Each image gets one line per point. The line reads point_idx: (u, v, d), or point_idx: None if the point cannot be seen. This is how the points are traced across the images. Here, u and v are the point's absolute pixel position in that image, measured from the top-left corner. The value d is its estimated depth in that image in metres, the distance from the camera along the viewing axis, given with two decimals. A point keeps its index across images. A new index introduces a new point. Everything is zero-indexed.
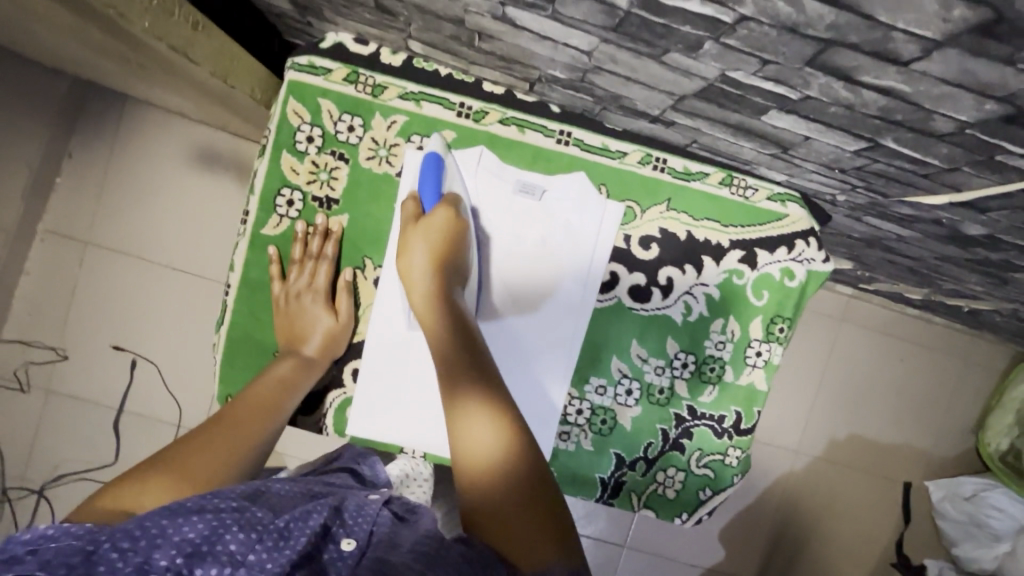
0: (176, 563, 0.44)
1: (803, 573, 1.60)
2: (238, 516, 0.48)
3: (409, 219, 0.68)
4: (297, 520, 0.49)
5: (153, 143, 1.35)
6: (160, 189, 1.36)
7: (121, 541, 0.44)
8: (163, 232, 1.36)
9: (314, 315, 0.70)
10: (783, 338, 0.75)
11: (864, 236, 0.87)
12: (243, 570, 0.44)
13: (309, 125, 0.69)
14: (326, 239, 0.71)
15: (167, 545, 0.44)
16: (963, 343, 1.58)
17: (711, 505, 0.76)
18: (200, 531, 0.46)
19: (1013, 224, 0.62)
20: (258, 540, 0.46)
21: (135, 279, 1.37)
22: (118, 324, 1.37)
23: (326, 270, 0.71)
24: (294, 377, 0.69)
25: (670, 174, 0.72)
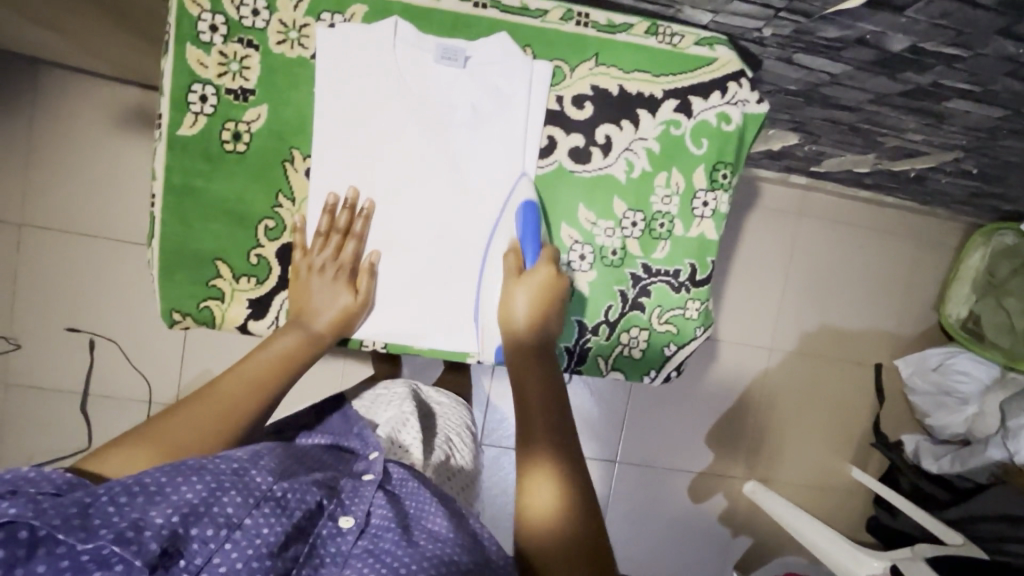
0: (172, 521, 0.44)
1: (789, 464, 1.65)
2: (237, 480, 0.49)
3: (512, 273, 0.71)
4: (295, 492, 0.52)
5: (74, 109, 1.28)
6: (90, 157, 1.29)
7: (122, 495, 0.44)
8: (101, 202, 1.30)
9: (331, 291, 0.69)
10: (727, 184, 0.75)
11: (800, 87, 0.87)
12: (239, 533, 0.46)
13: (210, 14, 0.65)
14: (356, 216, 0.70)
15: (165, 503, 0.45)
16: (915, 222, 1.64)
17: (677, 361, 0.77)
18: (197, 492, 0.47)
19: (931, 23, 0.63)
20: (254, 506, 0.48)
21: (78, 256, 1.30)
22: (69, 303, 1.31)
23: (352, 247, 0.70)
24: (298, 351, 0.68)
25: (594, 29, 0.70)
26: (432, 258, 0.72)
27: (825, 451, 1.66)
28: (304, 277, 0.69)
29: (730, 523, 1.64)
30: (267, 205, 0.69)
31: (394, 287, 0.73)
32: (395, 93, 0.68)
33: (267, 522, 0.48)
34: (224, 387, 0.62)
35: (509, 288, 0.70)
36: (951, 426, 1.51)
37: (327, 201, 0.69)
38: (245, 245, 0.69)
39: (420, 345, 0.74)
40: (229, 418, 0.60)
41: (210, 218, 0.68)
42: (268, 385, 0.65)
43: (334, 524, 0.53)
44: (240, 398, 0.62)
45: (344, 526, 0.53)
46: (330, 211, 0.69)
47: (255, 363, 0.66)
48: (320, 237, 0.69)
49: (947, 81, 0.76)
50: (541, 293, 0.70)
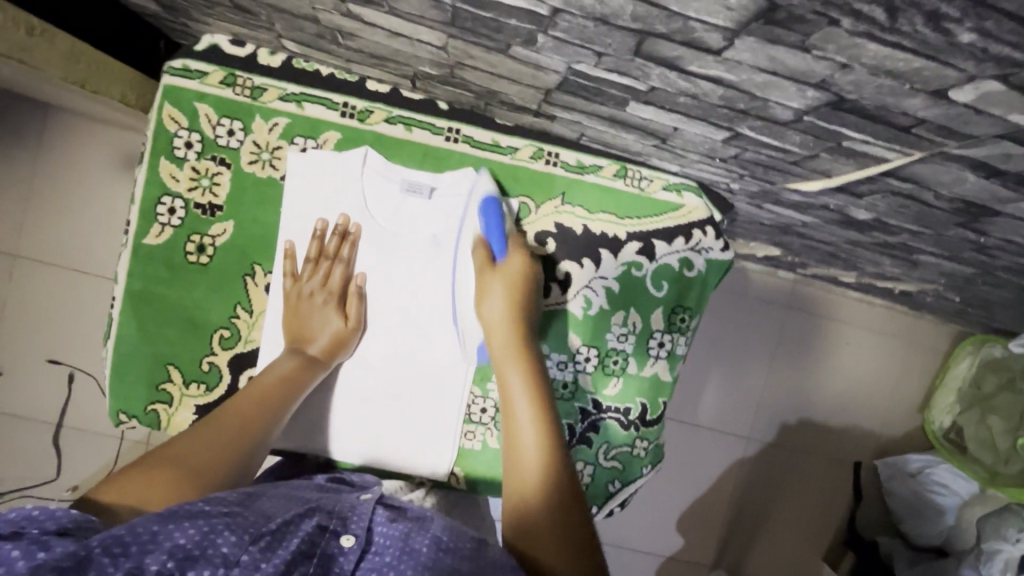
0: (168, 567, 0.41)
1: (757, 558, 1.55)
2: (231, 521, 0.46)
3: (482, 268, 0.67)
4: (287, 524, 0.48)
5: (34, 137, 1.22)
6: (48, 187, 1.24)
7: (115, 546, 0.40)
8: (55, 231, 1.24)
9: (321, 316, 0.68)
10: (685, 327, 0.75)
11: (776, 223, 0.87)
12: (238, 570, 0.42)
13: (187, 131, 0.67)
14: (344, 240, 0.70)
15: (159, 550, 0.41)
16: (906, 323, 1.55)
17: (620, 498, 0.77)
18: (193, 536, 0.43)
19: (891, 208, 0.63)
20: (251, 541, 0.45)
21: (27, 284, 1.24)
22: (16, 336, 1.25)
23: (341, 271, 0.70)
24: (299, 375, 0.65)
25: (563, 168, 0.72)
26: (380, 378, 0.72)
27: (796, 548, 1.56)
28: (295, 305, 0.69)
29: None
30: (224, 316, 0.70)
31: (341, 405, 0.72)
32: (360, 219, 0.70)
33: (263, 559, 0.44)
34: (234, 406, 0.60)
35: (484, 280, 0.66)
36: (925, 535, 1.36)
37: (285, 250, 0.69)
38: (197, 354, 0.70)
39: (363, 464, 0.73)
40: (231, 441, 0.57)
41: (165, 325, 0.69)
42: (271, 402, 0.62)
43: (336, 542, 0.48)
44: (247, 419, 0.59)
45: (346, 545, 0.48)
46: (290, 258, 0.69)
47: (255, 386, 0.63)
48: (289, 279, 0.69)
49: (916, 244, 0.76)
50: (512, 291, 0.65)
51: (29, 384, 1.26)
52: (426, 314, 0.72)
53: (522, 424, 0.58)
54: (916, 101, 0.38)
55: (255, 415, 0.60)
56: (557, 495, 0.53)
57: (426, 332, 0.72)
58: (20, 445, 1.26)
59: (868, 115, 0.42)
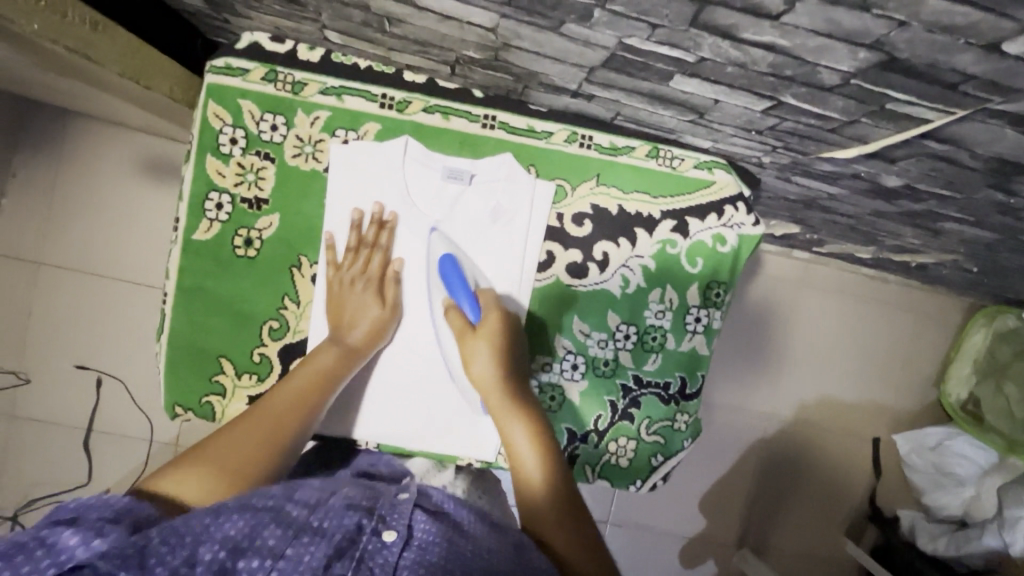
0: (220, 556, 0.44)
1: (781, 535, 1.58)
2: (275, 515, 0.48)
3: (462, 333, 0.69)
4: (331, 518, 0.50)
5: (55, 145, 1.23)
6: (71, 193, 1.25)
7: (170, 536, 0.44)
8: (79, 237, 1.26)
9: (361, 302, 0.70)
10: (720, 302, 0.77)
11: (800, 198, 0.89)
12: (283, 563, 0.45)
13: (231, 128, 0.69)
14: (382, 229, 0.71)
15: (211, 540, 0.44)
16: (920, 298, 1.57)
17: (664, 471, 0.78)
18: (240, 529, 0.46)
19: (923, 172, 0.65)
20: (294, 536, 0.47)
21: (55, 291, 1.26)
22: (45, 343, 1.26)
23: (379, 259, 0.72)
24: (340, 365, 0.67)
25: (597, 150, 0.73)
26: (426, 363, 0.74)
27: (819, 523, 1.58)
28: (337, 292, 0.70)
29: None
30: (273, 306, 0.71)
31: (390, 390, 0.74)
32: (397, 212, 0.72)
33: (308, 549, 0.46)
34: (276, 400, 0.62)
35: (456, 316, 0.70)
36: (947, 507, 1.37)
37: (327, 241, 0.71)
38: (248, 346, 0.71)
39: (413, 447, 0.75)
40: (275, 438, 0.59)
41: (218, 318, 0.71)
42: (311, 398, 0.64)
43: (377, 539, 0.49)
44: (289, 415, 0.61)
45: (387, 540, 0.49)
46: (331, 249, 0.70)
47: (296, 380, 0.64)
48: (331, 267, 0.71)
49: (941, 210, 0.78)
50: (494, 339, 0.68)
51: (61, 390, 1.27)
52: None
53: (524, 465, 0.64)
54: (968, 56, 0.40)
55: (297, 406, 0.62)
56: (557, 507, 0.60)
57: None
58: (55, 450, 1.28)
59: (918, 74, 0.44)
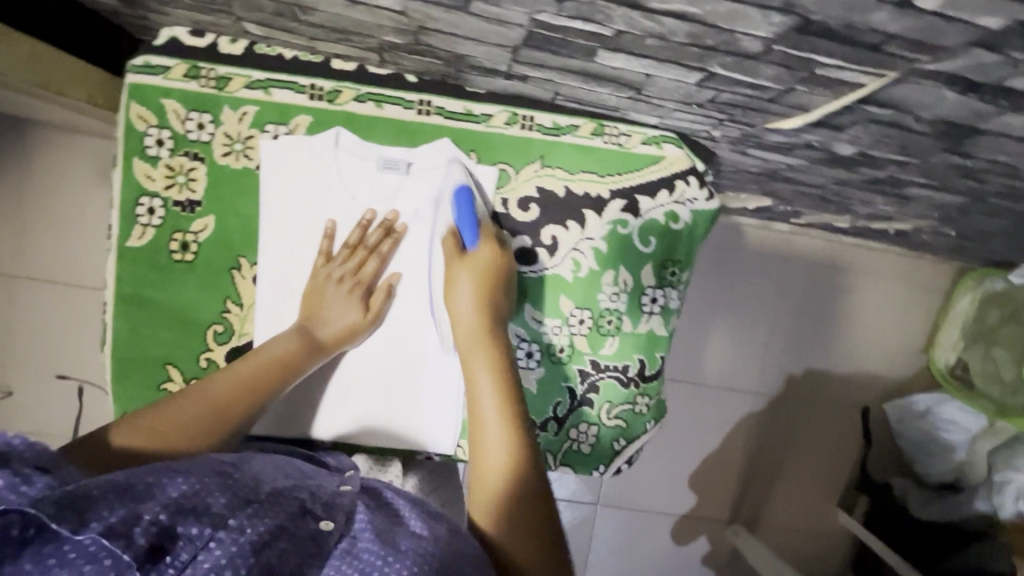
0: (161, 519, 0.40)
1: (773, 508, 1.58)
2: (221, 484, 0.46)
3: (452, 256, 0.68)
4: (278, 495, 0.48)
5: (12, 155, 1.21)
6: (33, 204, 1.23)
7: (112, 494, 0.40)
8: (45, 248, 1.24)
9: (340, 306, 0.68)
10: (677, 281, 0.75)
11: (762, 170, 0.86)
12: (223, 532, 0.41)
13: (156, 129, 0.66)
14: (388, 236, 0.70)
15: (156, 501, 0.41)
16: (905, 264, 1.54)
17: (627, 455, 0.77)
18: (183, 491, 0.43)
19: (874, 138, 0.62)
20: (240, 507, 0.44)
21: (27, 303, 1.25)
22: (21, 356, 1.26)
23: (376, 264, 0.70)
24: (298, 356, 0.65)
25: (539, 131, 0.70)
26: (376, 361, 0.72)
27: (809, 495, 1.58)
28: (315, 285, 0.69)
29: (718, 568, 1.60)
30: (215, 311, 0.69)
31: (339, 389, 0.72)
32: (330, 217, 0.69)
33: (253, 523, 0.43)
34: (227, 378, 0.60)
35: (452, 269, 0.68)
36: (936, 472, 1.37)
37: (326, 229, 0.69)
38: (194, 351, 0.70)
39: (364, 443, 0.73)
40: (217, 418, 0.57)
41: (161, 326, 0.69)
42: (264, 384, 0.61)
43: (316, 524, 0.47)
44: (234, 399, 0.59)
45: (325, 529, 0.47)
46: (329, 238, 0.69)
47: (251, 362, 0.62)
48: (321, 259, 0.69)
49: (904, 175, 0.75)
50: (484, 276, 0.66)
51: (41, 402, 1.27)
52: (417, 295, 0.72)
53: (481, 394, 0.61)
54: (883, 14, 0.37)
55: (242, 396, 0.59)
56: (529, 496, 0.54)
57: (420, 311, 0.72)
58: None
59: (837, 36, 0.41)
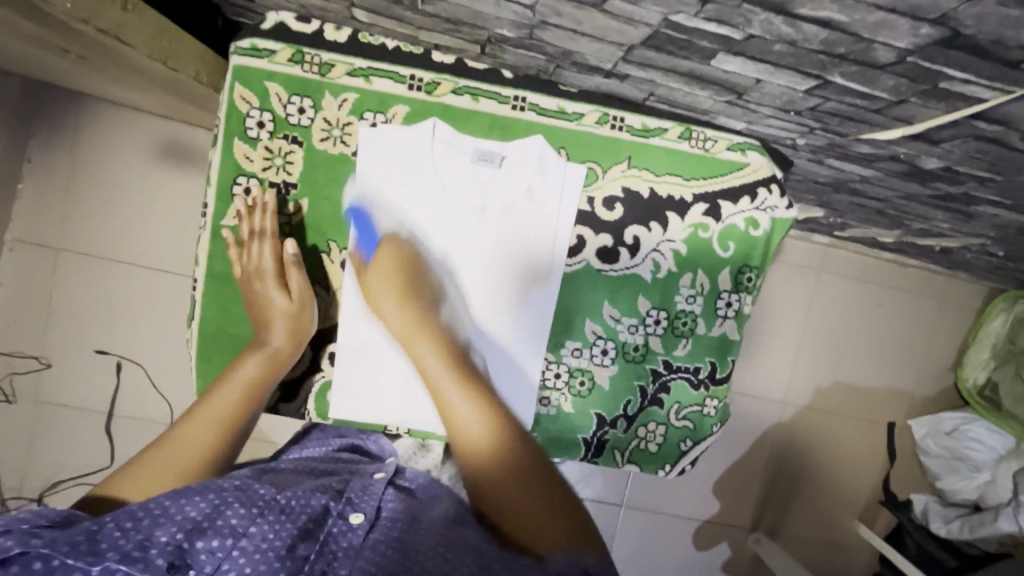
0: (178, 538, 0.55)
1: (795, 519, 1.59)
2: (241, 496, 0.59)
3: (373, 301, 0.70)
4: (299, 499, 0.61)
5: (71, 129, 1.22)
6: (88, 179, 1.24)
7: (126, 522, 0.54)
8: (97, 224, 1.25)
9: (265, 297, 0.68)
10: (752, 286, 0.76)
11: (831, 180, 0.87)
12: (245, 539, 0.56)
13: (258, 111, 0.67)
14: (265, 213, 0.67)
15: (168, 524, 0.55)
16: (939, 283, 1.56)
17: (693, 456, 0.78)
18: (201, 510, 0.57)
19: (966, 154, 0.63)
20: (258, 515, 0.58)
21: (73, 277, 1.25)
22: (63, 329, 1.26)
23: (271, 248, 0.67)
24: (264, 376, 0.68)
25: (629, 132, 0.71)
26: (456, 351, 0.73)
27: (831, 508, 1.59)
28: (247, 291, 0.69)
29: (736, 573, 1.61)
30: None
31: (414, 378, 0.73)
32: (419, 206, 0.69)
33: (272, 528, 0.57)
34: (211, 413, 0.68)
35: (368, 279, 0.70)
36: (961, 491, 1.38)
37: (225, 237, 0.68)
38: None
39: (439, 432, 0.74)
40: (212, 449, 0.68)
41: (250, 306, 0.70)
42: (239, 416, 0.68)
43: (343, 522, 0.61)
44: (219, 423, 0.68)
45: (353, 522, 0.61)
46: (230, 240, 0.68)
47: (223, 394, 0.68)
48: (235, 260, 0.68)
49: (979, 192, 0.76)
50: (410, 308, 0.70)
51: (80, 376, 1.28)
52: (506, 286, 0.72)
53: (465, 422, 0.68)
54: None
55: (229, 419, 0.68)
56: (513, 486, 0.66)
57: (507, 303, 0.72)
58: (78, 435, 1.29)
59: (978, 52, 0.42)
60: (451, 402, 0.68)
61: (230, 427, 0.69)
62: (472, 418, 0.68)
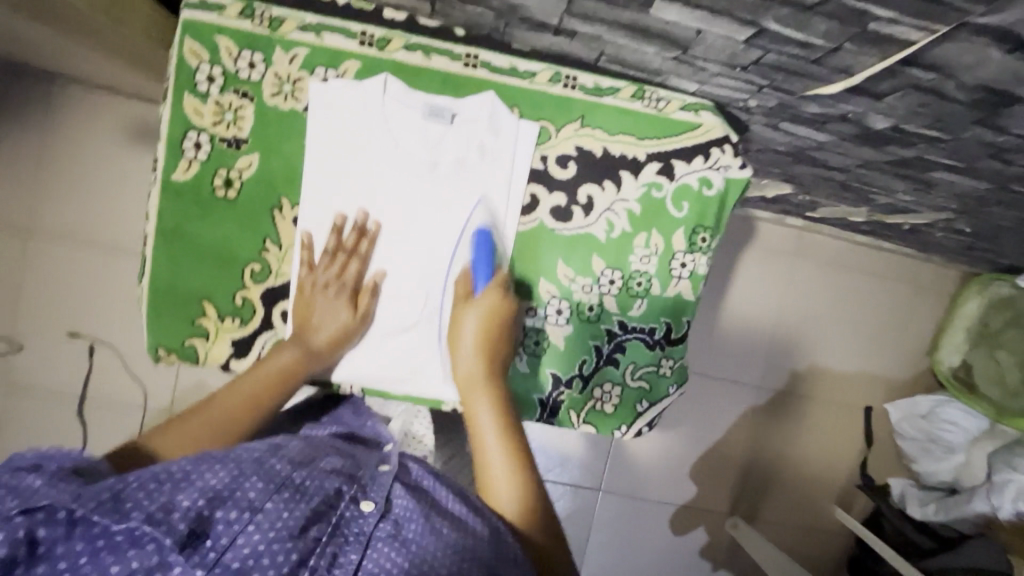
0: (198, 504, 0.47)
1: (772, 504, 1.59)
2: (257, 469, 0.53)
3: (460, 299, 0.72)
4: (313, 480, 0.54)
5: (42, 109, 1.22)
6: (58, 159, 1.24)
7: (150, 482, 0.47)
8: (68, 204, 1.24)
9: (328, 308, 0.70)
10: (707, 247, 0.76)
11: (789, 149, 0.88)
12: (260, 515, 0.48)
13: (208, 65, 0.67)
14: (363, 238, 0.70)
15: (190, 489, 0.48)
16: (912, 266, 1.57)
17: (649, 417, 0.78)
18: (221, 479, 0.50)
19: (910, 109, 0.64)
20: (274, 492, 0.51)
21: (45, 258, 1.25)
22: (34, 310, 1.25)
23: (355, 267, 0.71)
24: (296, 368, 0.69)
25: (581, 91, 0.71)
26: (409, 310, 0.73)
27: (808, 493, 1.60)
28: (308, 295, 0.70)
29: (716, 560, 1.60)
30: (254, 249, 0.70)
31: (368, 336, 0.73)
32: (373, 161, 0.70)
33: (287, 508, 0.50)
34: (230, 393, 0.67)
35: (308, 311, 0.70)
36: (936, 473, 1.39)
37: (304, 241, 0.70)
38: (230, 287, 0.70)
39: (393, 390, 0.75)
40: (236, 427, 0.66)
41: (202, 262, 0.70)
42: (267, 397, 0.68)
43: (355, 507, 0.53)
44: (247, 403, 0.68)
45: (365, 510, 0.53)
46: (307, 249, 0.70)
47: (255, 378, 0.68)
48: (305, 268, 0.70)
49: (931, 155, 0.77)
50: (490, 331, 0.70)
51: (52, 359, 1.27)
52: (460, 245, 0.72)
53: (499, 485, 0.63)
54: None
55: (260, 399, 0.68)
56: (545, 527, 0.62)
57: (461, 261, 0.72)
58: (49, 419, 1.28)
59: None
60: (494, 469, 0.65)
61: (258, 409, 0.68)
62: (506, 483, 0.64)
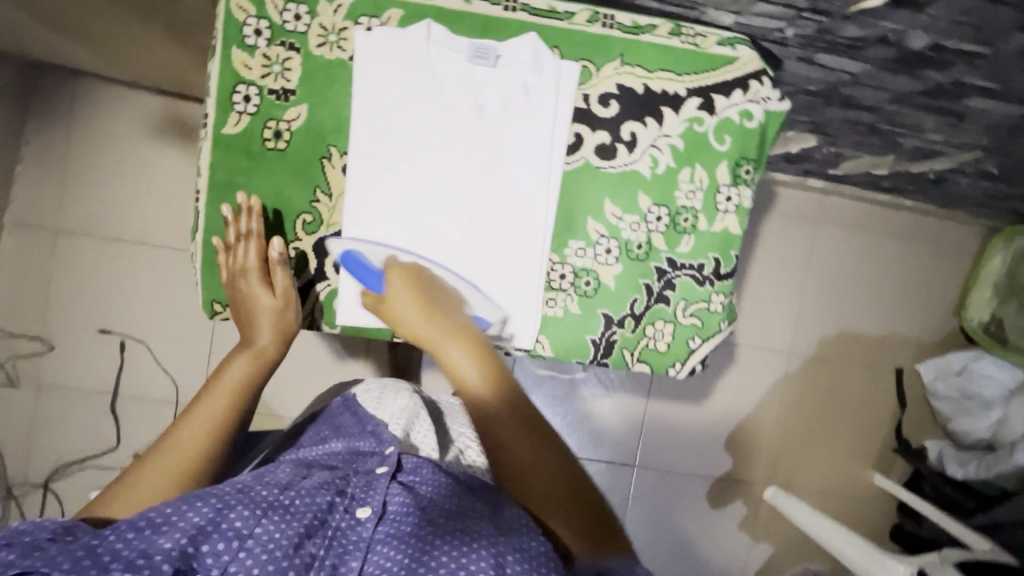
0: (181, 544, 0.46)
1: (813, 473, 1.55)
2: (242, 496, 0.50)
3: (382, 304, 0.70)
4: (304, 496, 0.52)
5: (64, 106, 1.22)
6: (82, 155, 1.24)
7: (130, 530, 0.46)
8: (95, 200, 1.24)
9: (253, 296, 0.71)
10: (750, 179, 0.76)
11: (820, 88, 0.89)
12: (250, 542, 0.47)
13: (255, 19, 0.68)
14: (250, 216, 0.70)
15: (172, 530, 0.47)
16: (934, 223, 1.56)
17: (702, 354, 0.78)
18: (203, 515, 0.48)
19: (953, 19, 0.65)
20: (263, 516, 0.49)
21: (75, 255, 1.24)
22: (64, 307, 1.24)
23: (257, 246, 0.70)
24: (252, 368, 0.72)
25: (620, 30, 0.72)
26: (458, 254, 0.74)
27: (848, 460, 1.56)
28: (235, 293, 0.72)
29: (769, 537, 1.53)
30: (305, 200, 0.71)
31: None
32: (421, 107, 0.70)
33: (275, 530, 0.48)
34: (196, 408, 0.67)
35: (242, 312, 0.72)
36: (975, 432, 1.36)
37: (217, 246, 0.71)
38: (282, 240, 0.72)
39: None
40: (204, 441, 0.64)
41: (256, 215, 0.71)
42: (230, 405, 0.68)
43: (351, 516, 0.52)
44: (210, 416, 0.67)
45: (360, 517, 0.52)
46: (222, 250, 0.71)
47: (211, 395, 0.68)
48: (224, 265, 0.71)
49: (968, 77, 0.78)
50: (414, 286, 0.69)
51: (84, 357, 1.25)
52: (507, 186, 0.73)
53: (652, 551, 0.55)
54: None
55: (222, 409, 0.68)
56: None
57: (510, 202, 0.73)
58: (84, 417, 1.26)
59: None
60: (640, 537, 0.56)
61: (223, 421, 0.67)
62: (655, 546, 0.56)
